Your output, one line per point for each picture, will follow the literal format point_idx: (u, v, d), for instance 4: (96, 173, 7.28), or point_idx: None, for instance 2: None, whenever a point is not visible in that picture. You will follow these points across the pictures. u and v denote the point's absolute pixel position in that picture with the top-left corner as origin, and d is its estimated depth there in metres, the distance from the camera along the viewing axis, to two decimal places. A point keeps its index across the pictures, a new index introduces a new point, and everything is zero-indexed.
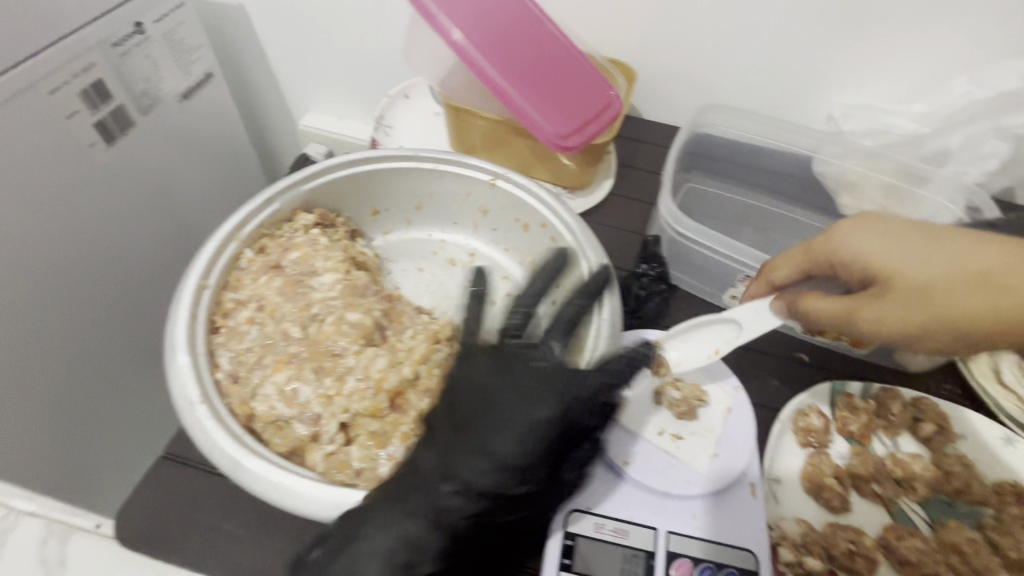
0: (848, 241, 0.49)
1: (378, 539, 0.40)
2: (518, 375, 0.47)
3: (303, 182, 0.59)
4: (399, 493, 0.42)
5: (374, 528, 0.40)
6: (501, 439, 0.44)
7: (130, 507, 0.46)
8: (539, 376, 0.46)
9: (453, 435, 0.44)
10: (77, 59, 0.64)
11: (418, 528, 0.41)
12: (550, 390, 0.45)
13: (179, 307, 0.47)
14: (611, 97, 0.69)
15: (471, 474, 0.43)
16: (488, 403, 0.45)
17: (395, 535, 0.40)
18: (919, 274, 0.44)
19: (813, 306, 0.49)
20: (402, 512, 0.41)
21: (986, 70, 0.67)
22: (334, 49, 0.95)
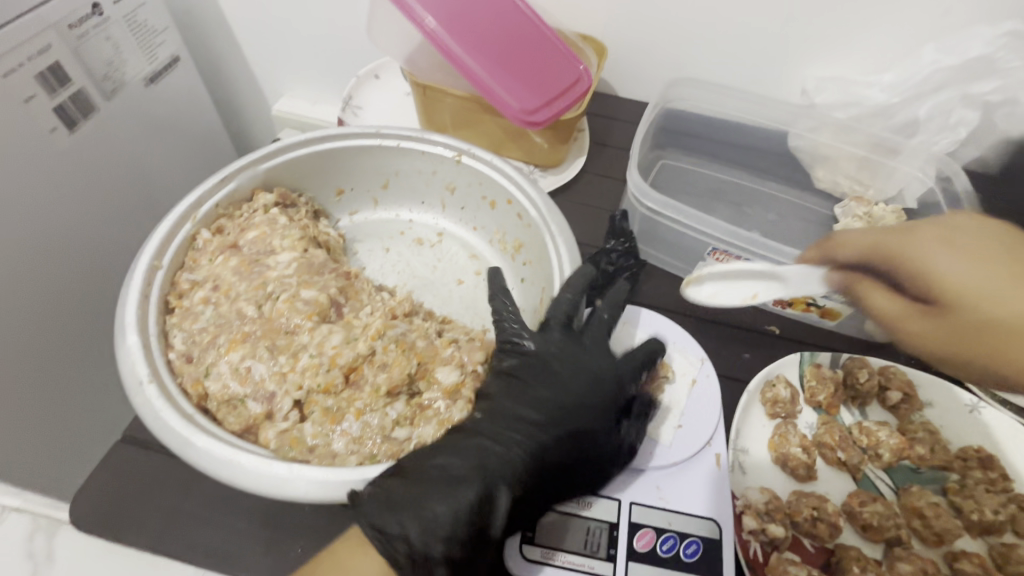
0: (929, 247, 0.43)
1: (437, 498, 0.40)
2: (553, 350, 0.49)
3: (261, 162, 0.59)
4: (453, 451, 0.43)
5: (434, 488, 0.40)
6: (550, 407, 0.47)
7: (88, 493, 0.46)
8: (578, 352, 0.50)
9: (501, 401, 0.46)
10: (32, 42, 0.62)
11: (473, 484, 0.41)
12: (590, 364, 0.50)
13: (130, 287, 0.48)
14: (581, 72, 0.67)
15: (524, 440, 0.45)
16: (532, 375, 0.48)
17: (452, 494, 0.40)
18: (983, 298, 0.39)
19: (870, 296, 0.47)
20: (457, 472, 0.42)
21: (956, 37, 0.66)
22: (304, 30, 0.93)
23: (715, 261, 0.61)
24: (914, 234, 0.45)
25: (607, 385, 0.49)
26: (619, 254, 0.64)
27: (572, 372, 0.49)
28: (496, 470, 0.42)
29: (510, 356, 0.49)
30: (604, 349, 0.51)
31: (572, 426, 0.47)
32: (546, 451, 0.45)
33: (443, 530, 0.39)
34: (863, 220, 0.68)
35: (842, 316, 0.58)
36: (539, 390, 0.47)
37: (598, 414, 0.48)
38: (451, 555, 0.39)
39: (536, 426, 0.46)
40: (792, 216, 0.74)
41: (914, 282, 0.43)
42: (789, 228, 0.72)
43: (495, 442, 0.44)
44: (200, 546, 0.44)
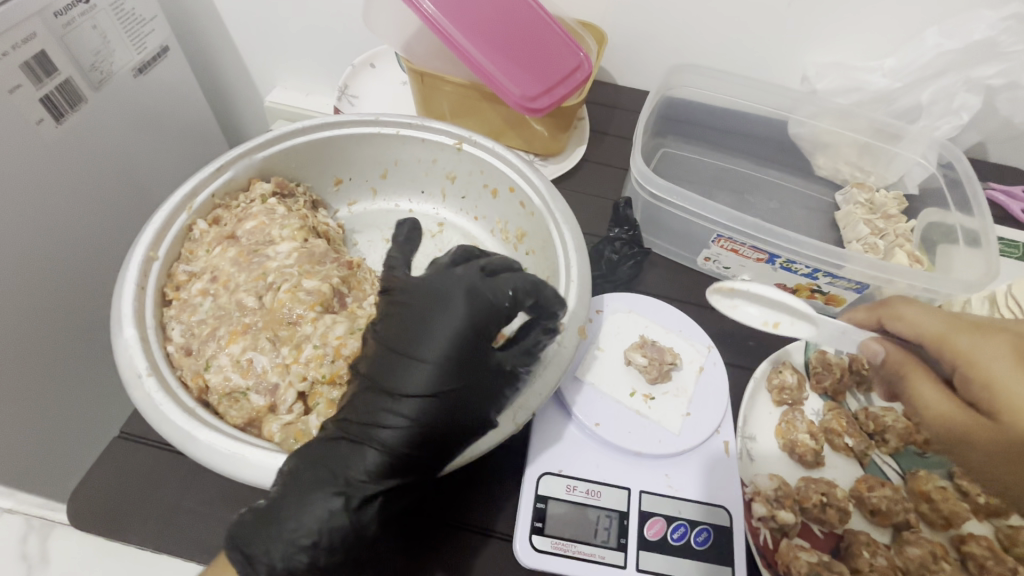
0: (993, 354, 0.38)
1: (294, 508, 0.37)
2: (417, 301, 0.43)
3: (257, 150, 0.58)
4: (312, 457, 0.39)
5: (291, 495, 0.38)
6: (415, 370, 0.41)
7: (87, 490, 0.45)
8: (439, 298, 0.43)
9: (360, 386, 0.42)
10: (16, 30, 0.60)
11: (331, 488, 0.38)
12: (447, 305, 0.42)
13: (127, 279, 0.47)
14: (582, 58, 0.66)
15: (379, 410, 0.40)
16: (392, 344, 0.42)
17: (308, 499, 0.38)
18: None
19: (916, 386, 0.42)
20: (319, 474, 0.39)
21: (957, 21, 0.66)
22: (295, 19, 0.91)
23: (719, 249, 0.61)
24: (981, 336, 0.40)
25: (471, 326, 0.42)
26: (623, 243, 0.63)
27: (432, 321, 0.42)
28: (356, 469, 0.39)
29: (382, 320, 0.44)
30: (463, 286, 0.43)
31: (437, 383, 0.40)
32: (409, 419, 0.40)
33: (303, 539, 0.37)
34: (864, 207, 0.68)
35: (845, 303, 0.60)
36: (403, 358, 0.41)
37: (469, 364, 0.41)
38: (319, 564, 0.37)
39: (401, 398, 0.40)
40: (794, 203, 0.73)
41: (971, 393, 0.38)
42: (792, 215, 0.72)
43: (356, 439, 0.40)
44: (203, 542, 0.43)
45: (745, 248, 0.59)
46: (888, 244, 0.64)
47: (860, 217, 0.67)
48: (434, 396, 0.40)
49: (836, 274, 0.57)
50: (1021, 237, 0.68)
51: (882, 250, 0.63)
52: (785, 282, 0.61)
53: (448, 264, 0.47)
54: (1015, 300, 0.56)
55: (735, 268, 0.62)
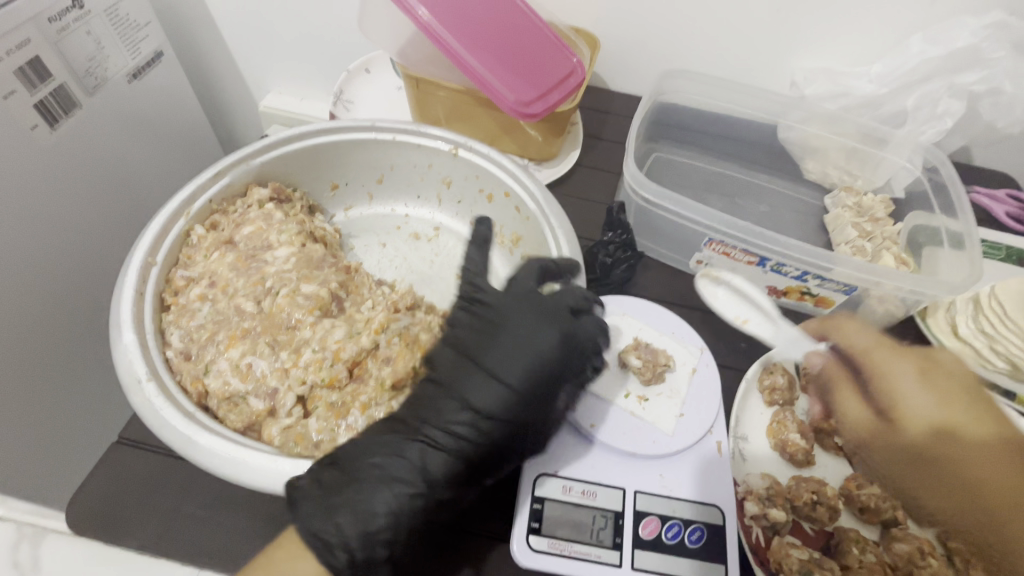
0: (902, 372, 0.44)
1: (371, 501, 0.40)
2: (502, 318, 0.47)
3: (254, 156, 0.58)
4: (388, 453, 0.42)
5: (370, 487, 0.40)
6: (497, 390, 0.44)
7: (85, 494, 0.45)
8: (530, 324, 0.47)
9: (435, 393, 0.45)
10: (10, 35, 0.60)
11: (410, 487, 0.41)
12: (539, 337, 0.46)
13: (126, 284, 0.47)
14: (575, 64, 0.67)
15: (457, 422, 0.43)
16: (477, 358, 0.45)
17: (388, 494, 0.40)
18: (955, 445, 0.41)
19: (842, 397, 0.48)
20: (397, 471, 0.42)
21: (940, 28, 0.67)
22: (290, 24, 0.91)
23: (711, 251, 0.62)
24: (895, 354, 0.45)
25: (557, 361, 0.46)
26: (616, 247, 0.63)
27: (522, 348, 0.45)
28: (431, 472, 0.42)
29: (458, 328, 0.47)
30: (557, 321, 0.47)
31: (516, 407, 0.44)
32: (483, 436, 0.43)
33: (382, 534, 0.40)
34: (852, 210, 0.69)
35: (835, 305, 0.61)
36: (485, 374, 0.45)
37: (544, 393, 0.45)
38: (394, 556, 0.40)
39: (481, 414, 0.44)
40: (784, 206, 0.74)
41: (881, 404, 0.45)
42: (781, 218, 0.73)
43: (433, 444, 0.43)
44: (202, 547, 0.43)
45: (736, 251, 0.60)
46: (875, 246, 0.65)
47: (848, 220, 0.68)
48: (511, 419, 0.44)
49: (826, 276, 0.58)
50: (1003, 238, 0.69)
51: (870, 252, 0.64)
52: (776, 285, 0.62)
53: (534, 284, 0.49)
54: (999, 301, 0.57)
55: (726, 271, 0.63)
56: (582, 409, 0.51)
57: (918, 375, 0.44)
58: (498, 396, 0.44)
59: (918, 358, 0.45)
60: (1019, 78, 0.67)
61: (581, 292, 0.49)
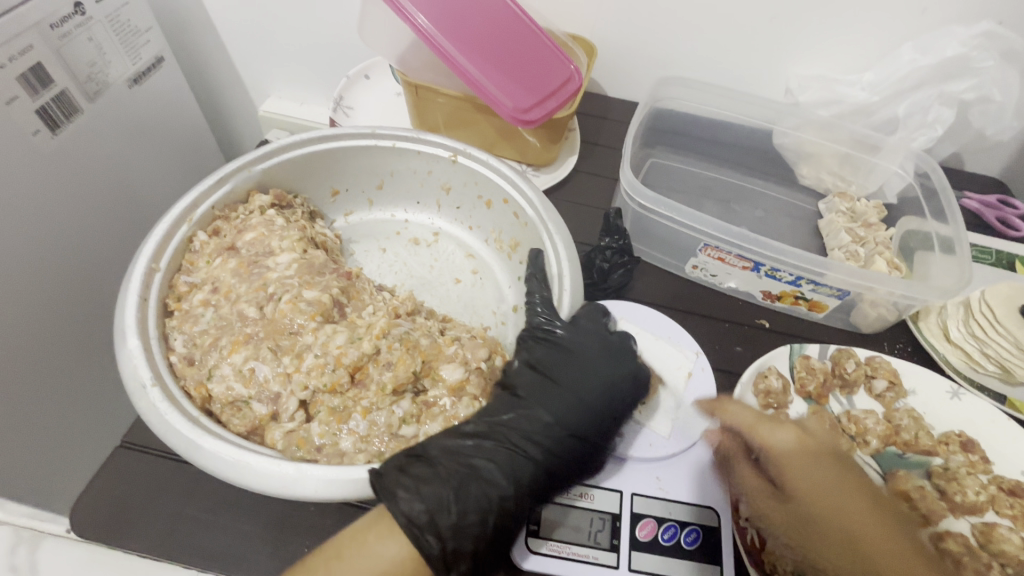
0: (775, 440, 0.44)
1: (465, 496, 0.41)
2: (581, 345, 0.51)
3: (256, 163, 0.59)
4: (484, 455, 0.44)
5: (464, 483, 0.42)
6: (576, 407, 0.48)
7: (88, 498, 0.45)
8: (603, 353, 0.51)
9: (521, 406, 0.48)
10: (13, 42, 0.60)
11: (500, 489, 0.43)
12: (613, 363, 0.50)
13: (129, 290, 0.48)
14: (572, 72, 0.68)
15: (542, 438, 0.46)
16: (556, 379, 0.49)
17: (482, 492, 0.42)
18: (814, 491, 0.42)
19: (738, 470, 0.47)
20: (489, 472, 0.43)
21: (930, 37, 0.69)
22: (290, 30, 0.92)
23: (706, 257, 0.62)
24: (776, 423, 0.45)
25: (628, 386, 0.50)
26: (613, 252, 0.64)
27: (597, 372, 0.50)
28: (523, 476, 0.44)
29: (537, 350, 0.51)
30: (625, 351, 0.52)
31: (593, 423, 0.48)
32: (561, 450, 0.46)
33: (472, 526, 0.41)
34: (845, 216, 0.71)
35: (829, 309, 0.62)
36: (564, 391, 0.49)
37: (614, 418, 0.49)
38: (477, 550, 0.41)
39: (565, 430, 0.47)
40: (778, 211, 0.75)
41: (774, 472, 0.44)
42: (777, 223, 0.74)
43: (521, 451, 0.45)
44: (205, 549, 0.44)
45: (731, 256, 0.61)
46: (869, 251, 0.66)
47: (842, 225, 0.69)
48: (588, 435, 0.48)
49: (819, 282, 0.59)
50: (993, 243, 0.71)
51: (863, 257, 0.65)
52: (770, 290, 0.63)
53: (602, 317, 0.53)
54: (989, 305, 0.59)
55: (722, 276, 0.64)
56: None
57: (793, 447, 0.44)
58: (578, 417, 0.48)
59: (783, 424, 0.45)
60: (1007, 86, 0.68)
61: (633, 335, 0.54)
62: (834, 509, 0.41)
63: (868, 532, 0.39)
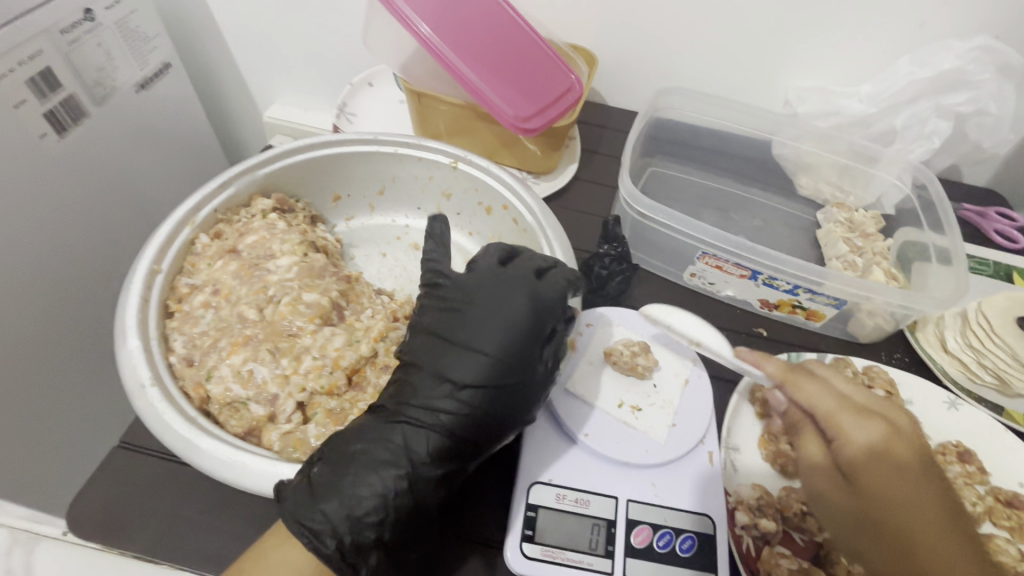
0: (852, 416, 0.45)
1: (357, 483, 0.40)
2: (464, 299, 0.47)
3: (259, 167, 0.59)
4: (373, 437, 0.42)
5: (355, 472, 0.40)
6: (473, 359, 0.44)
7: (84, 498, 0.46)
8: (495, 295, 0.47)
9: (414, 375, 0.45)
10: (22, 47, 0.62)
11: (396, 468, 0.41)
12: (507, 300, 0.46)
13: (131, 291, 0.48)
14: (573, 81, 0.69)
15: (438, 397, 0.43)
16: (451, 337, 0.46)
17: (374, 477, 0.40)
18: (901, 497, 0.41)
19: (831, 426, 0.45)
20: (381, 455, 0.41)
21: (927, 50, 0.69)
22: (297, 38, 0.93)
23: (704, 265, 0.63)
24: (859, 417, 0.45)
25: (526, 324, 0.46)
26: (612, 259, 0.64)
27: (488, 316, 0.46)
28: (418, 450, 0.42)
29: (430, 315, 0.48)
30: (520, 286, 0.47)
31: (495, 375, 0.44)
32: (461, 405, 0.43)
33: (370, 516, 0.39)
34: (843, 226, 0.71)
35: (827, 318, 0.63)
36: (460, 348, 0.45)
37: (521, 358, 0.45)
38: (382, 539, 0.40)
39: (460, 384, 0.44)
40: (778, 221, 0.76)
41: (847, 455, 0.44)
42: (775, 233, 0.74)
43: (415, 423, 0.43)
44: (201, 551, 0.44)
45: (729, 264, 0.61)
46: (867, 261, 0.66)
47: (839, 235, 0.70)
48: (494, 386, 0.44)
49: (816, 291, 0.59)
50: (991, 255, 0.71)
51: (861, 267, 0.66)
52: (768, 298, 0.63)
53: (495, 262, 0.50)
54: (986, 317, 0.59)
55: (719, 283, 0.64)
56: (578, 418, 0.52)
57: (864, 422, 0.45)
58: (472, 368, 0.44)
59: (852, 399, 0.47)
60: (1003, 99, 0.69)
61: (538, 259, 0.50)
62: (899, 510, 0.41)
63: (935, 534, 0.40)
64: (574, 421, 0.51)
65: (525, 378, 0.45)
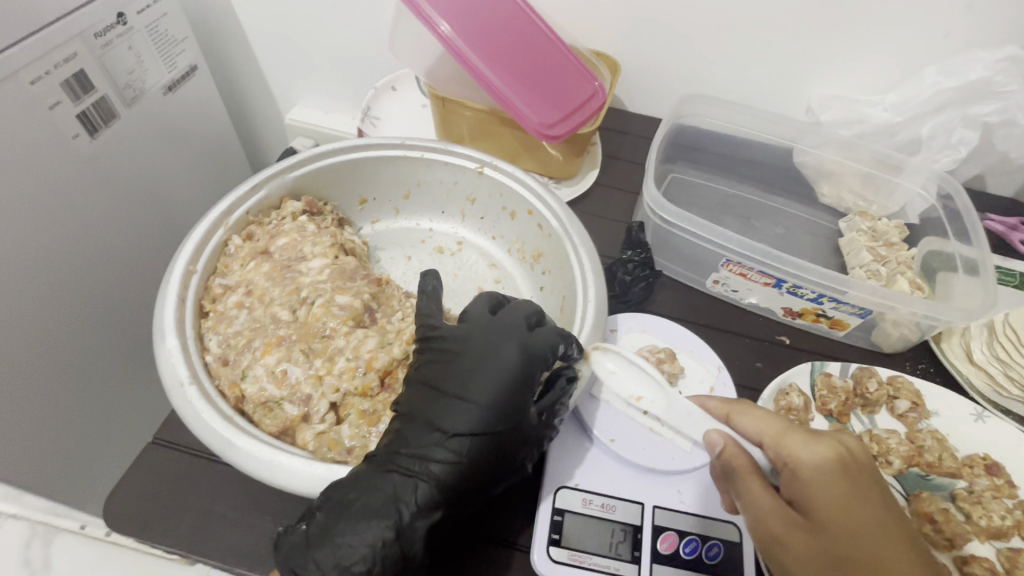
0: (812, 452, 0.40)
1: (348, 534, 0.40)
2: (456, 349, 0.46)
3: (290, 170, 0.60)
4: (365, 485, 0.41)
5: (347, 522, 0.40)
6: (464, 409, 0.43)
7: (118, 493, 0.46)
8: (486, 345, 0.45)
9: (405, 424, 0.44)
10: (57, 50, 0.63)
11: (386, 518, 0.40)
12: (499, 351, 0.45)
13: (168, 290, 0.49)
14: (597, 88, 0.69)
15: (429, 448, 0.42)
16: (441, 387, 0.45)
17: (366, 527, 0.40)
18: (869, 541, 0.37)
19: (792, 462, 0.41)
20: (373, 504, 0.41)
21: (954, 60, 0.69)
22: (321, 42, 0.95)
23: (728, 272, 0.63)
24: (814, 441, 0.41)
25: (518, 375, 0.44)
26: (636, 265, 0.66)
27: (476, 366, 0.44)
28: (408, 501, 0.41)
29: (423, 366, 0.47)
30: (512, 336, 0.46)
31: (486, 424, 0.43)
32: (451, 457, 0.42)
33: (358, 566, 0.39)
34: (866, 235, 0.71)
35: (851, 327, 0.62)
36: (449, 399, 0.44)
37: (514, 406, 0.44)
38: None
39: (449, 434, 0.42)
40: (799, 229, 0.76)
41: (801, 497, 0.40)
42: (797, 241, 0.74)
43: (404, 473, 0.42)
44: (234, 547, 0.44)
45: (753, 272, 0.61)
46: (890, 270, 0.66)
47: (863, 244, 0.69)
48: (486, 435, 0.43)
49: (841, 300, 0.59)
50: (1017, 266, 0.70)
51: (885, 276, 0.65)
52: (792, 306, 0.63)
53: (485, 310, 0.49)
54: (1012, 328, 0.57)
55: (743, 291, 0.64)
56: (602, 422, 0.52)
57: (828, 457, 0.40)
58: (462, 417, 0.43)
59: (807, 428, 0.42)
60: None
61: (528, 307, 0.49)
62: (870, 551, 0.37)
63: None
64: (600, 426, 0.52)
65: (519, 430, 0.44)
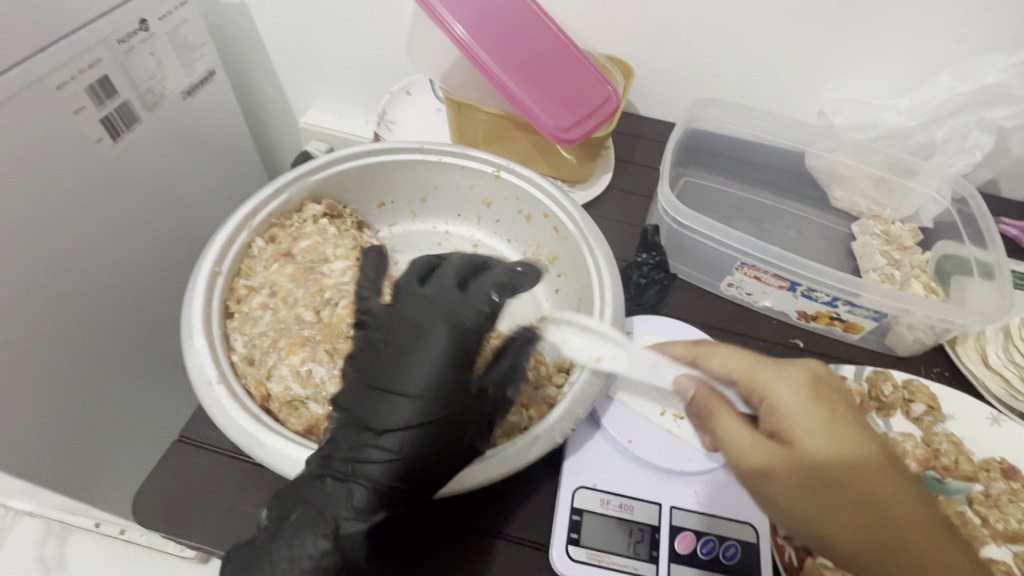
0: (782, 382, 0.41)
1: (284, 548, 0.40)
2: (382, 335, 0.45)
3: (311, 173, 0.61)
4: (300, 498, 0.41)
5: (284, 537, 0.40)
6: (398, 401, 0.42)
7: (145, 491, 0.47)
8: (411, 330, 0.44)
9: (340, 424, 0.43)
10: (82, 56, 0.65)
11: (320, 528, 0.40)
12: (424, 335, 0.44)
13: (195, 291, 0.50)
14: (610, 92, 0.70)
15: (366, 443, 0.42)
16: (373, 378, 0.43)
17: (303, 539, 0.40)
18: (851, 461, 0.39)
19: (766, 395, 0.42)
20: (308, 514, 0.41)
21: (968, 64, 0.69)
22: (336, 48, 0.96)
23: (743, 276, 0.63)
24: (783, 370, 0.42)
25: (448, 356, 0.43)
26: (650, 268, 0.66)
27: (405, 352, 0.43)
28: (344, 507, 0.41)
29: (358, 356, 0.46)
30: (438, 316, 0.44)
31: (421, 412, 0.42)
32: (387, 451, 0.41)
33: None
34: (880, 238, 0.71)
35: (865, 330, 0.63)
36: (380, 390, 0.43)
37: (450, 389, 0.43)
38: None
39: (383, 429, 0.42)
40: (811, 232, 0.76)
41: (780, 429, 0.41)
42: (809, 244, 0.74)
43: (339, 478, 0.41)
44: None
45: (768, 275, 0.61)
46: (904, 274, 0.66)
47: (876, 247, 0.69)
48: (422, 424, 0.42)
49: (856, 303, 0.60)
50: None
51: (899, 280, 0.65)
52: (806, 310, 0.63)
53: (415, 285, 0.47)
54: None
55: (757, 294, 0.65)
56: (617, 423, 0.52)
57: (797, 386, 0.41)
58: (394, 409, 0.42)
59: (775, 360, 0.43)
60: None
61: (453, 279, 0.47)
62: (848, 467, 0.38)
63: (898, 499, 0.38)
64: (615, 427, 0.52)
65: (461, 414, 0.43)
